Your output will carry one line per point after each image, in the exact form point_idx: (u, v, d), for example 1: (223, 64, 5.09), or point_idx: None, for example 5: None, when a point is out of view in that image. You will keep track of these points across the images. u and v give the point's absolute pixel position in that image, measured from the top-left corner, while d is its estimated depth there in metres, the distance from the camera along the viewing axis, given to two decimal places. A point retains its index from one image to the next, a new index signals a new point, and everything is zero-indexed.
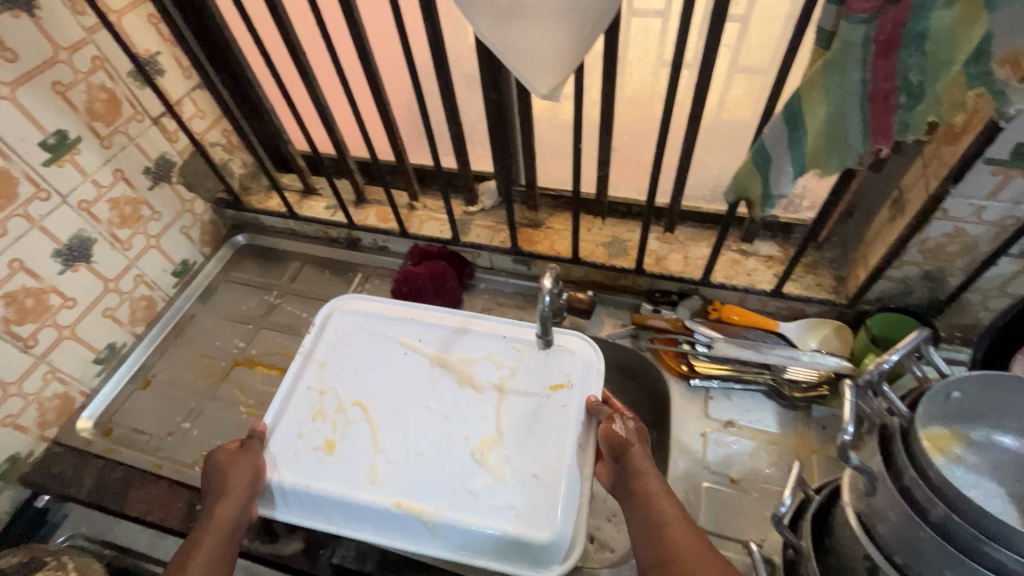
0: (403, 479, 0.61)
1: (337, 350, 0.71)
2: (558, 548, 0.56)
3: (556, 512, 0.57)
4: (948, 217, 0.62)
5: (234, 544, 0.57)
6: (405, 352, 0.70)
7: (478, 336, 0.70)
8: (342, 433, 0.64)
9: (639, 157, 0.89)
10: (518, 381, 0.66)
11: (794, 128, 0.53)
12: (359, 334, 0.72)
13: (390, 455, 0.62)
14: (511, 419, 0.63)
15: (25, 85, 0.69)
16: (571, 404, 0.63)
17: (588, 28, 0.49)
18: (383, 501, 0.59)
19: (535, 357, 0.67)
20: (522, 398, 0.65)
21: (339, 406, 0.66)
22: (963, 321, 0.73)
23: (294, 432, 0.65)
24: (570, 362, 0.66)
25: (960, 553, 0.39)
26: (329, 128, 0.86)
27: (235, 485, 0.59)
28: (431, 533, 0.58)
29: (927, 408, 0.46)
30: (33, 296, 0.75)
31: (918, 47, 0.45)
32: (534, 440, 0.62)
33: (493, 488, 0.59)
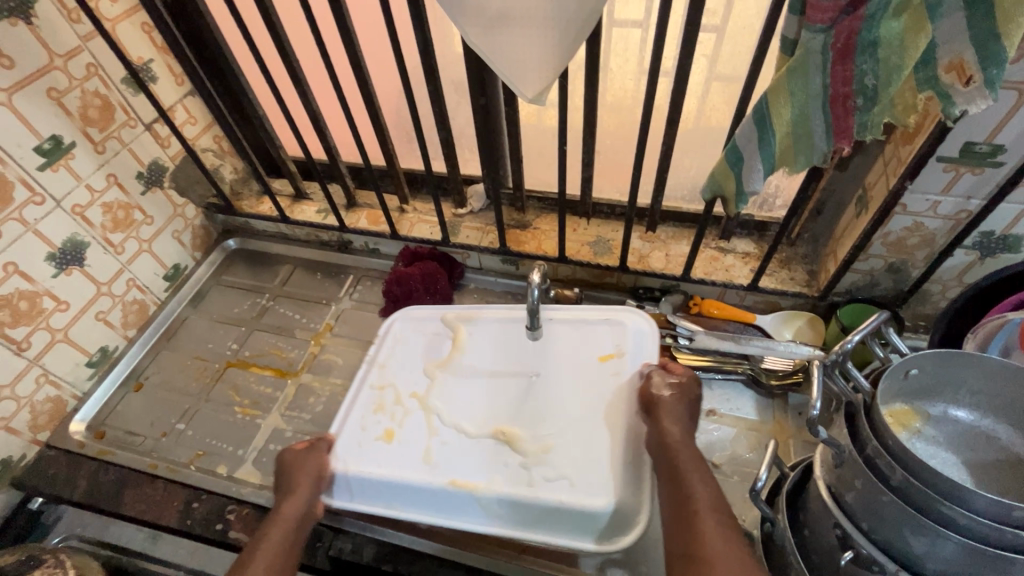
0: (459, 460, 0.63)
1: (395, 349, 0.74)
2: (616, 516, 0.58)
3: (609, 480, 0.59)
4: (907, 212, 0.67)
5: (300, 538, 0.58)
6: (455, 343, 0.72)
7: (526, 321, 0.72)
8: (404, 422, 0.67)
9: (622, 160, 0.92)
10: (570, 358, 0.68)
11: (763, 128, 0.57)
12: (414, 333, 0.75)
13: (449, 438, 0.65)
14: (565, 395, 0.66)
15: (22, 91, 0.70)
16: (623, 372, 0.66)
17: (571, 36, 0.53)
18: (438, 480, 0.62)
19: (584, 335, 0.70)
20: (575, 373, 0.67)
21: (397, 399, 0.69)
22: (926, 311, 0.78)
23: (357, 426, 0.67)
24: (619, 333, 0.69)
25: (919, 514, 0.43)
26: (321, 133, 0.89)
27: (304, 483, 0.61)
28: (486, 510, 0.61)
29: (888, 384, 0.50)
30: (27, 300, 0.75)
31: (872, 54, 0.49)
32: (590, 411, 0.64)
33: (548, 462, 0.61)
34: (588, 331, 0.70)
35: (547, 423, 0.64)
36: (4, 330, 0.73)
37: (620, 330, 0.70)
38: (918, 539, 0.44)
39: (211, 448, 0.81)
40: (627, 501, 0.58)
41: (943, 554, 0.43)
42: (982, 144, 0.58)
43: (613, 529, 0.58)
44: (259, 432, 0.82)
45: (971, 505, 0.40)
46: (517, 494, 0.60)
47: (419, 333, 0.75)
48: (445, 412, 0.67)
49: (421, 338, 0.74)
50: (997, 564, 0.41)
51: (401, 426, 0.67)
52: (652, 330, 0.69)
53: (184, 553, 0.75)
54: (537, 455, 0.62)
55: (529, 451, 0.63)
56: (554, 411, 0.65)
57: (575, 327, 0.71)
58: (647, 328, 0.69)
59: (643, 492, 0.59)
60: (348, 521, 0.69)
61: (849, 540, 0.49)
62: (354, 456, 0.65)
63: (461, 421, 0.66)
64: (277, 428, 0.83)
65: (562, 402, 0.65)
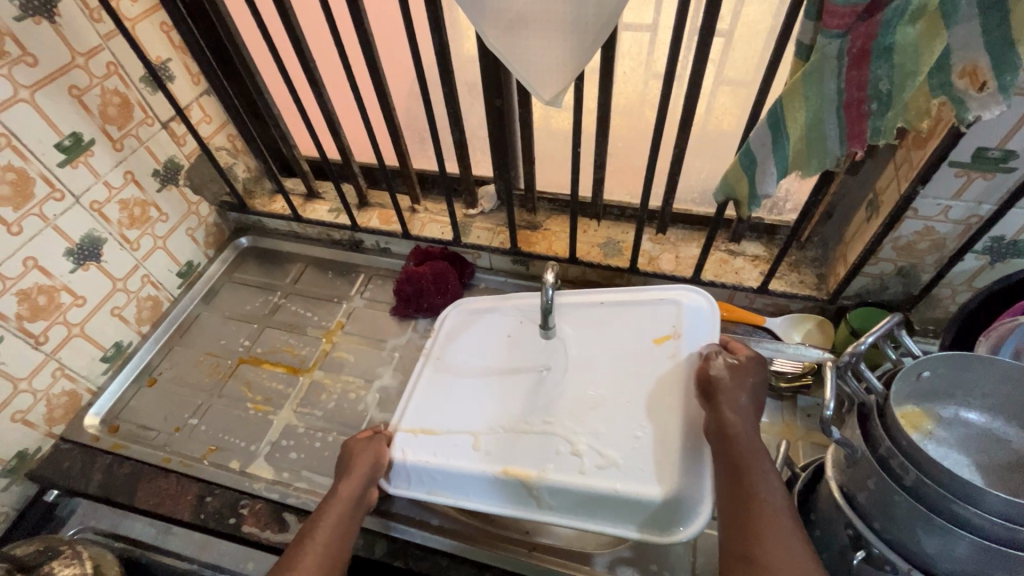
0: (512, 447, 0.62)
1: (449, 339, 0.74)
2: (675, 504, 0.55)
3: (666, 465, 0.57)
4: (918, 216, 0.67)
5: (353, 521, 0.58)
6: (509, 332, 0.72)
7: (580, 307, 0.71)
8: (459, 407, 0.66)
9: (633, 162, 0.93)
10: (624, 340, 0.67)
11: (777, 131, 0.58)
12: (468, 325, 0.75)
13: (503, 425, 0.64)
14: (620, 378, 0.64)
15: (44, 88, 0.71)
16: (681, 351, 0.64)
17: (588, 40, 0.53)
18: (491, 468, 0.60)
19: (641, 317, 0.68)
20: (630, 356, 0.65)
21: (453, 387, 0.68)
22: (935, 315, 0.78)
23: (414, 415, 0.67)
24: (675, 313, 0.68)
25: (933, 514, 0.43)
26: (336, 134, 0.90)
27: (362, 470, 0.61)
28: (539, 498, 0.59)
29: (901, 385, 0.50)
30: (45, 294, 0.76)
31: (886, 60, 0.50)
32: (647, 395, 0.62)
33: (602, 448, 0.59)
34: (643, 314, 0.69)
35: (603, 405, 0.62)
36: (22, 323, 0.74)
37: (677, 309, 0.68)
38: (930, 539, 0.44)
39: (224, 443, 0.81)
40: (687, 489, 0.55)
41: (956, 554, 0.44)
42: (994, 150, 0.59)
43: (673, 517, 0.55)
44: (271, 428, 0.83)
45: (984, 505, 0.41)
46: (570, 480, 0.58)
47: (472, 323, 0.75)
48: (501, 396, 0.66)
49: (474, 328, 0.74)
50: (1009, 564, 0.41)
51: (456, 414, 0.66)
52: (713, 308, 0.67)
53: (195, 547, 0.75)
54: (592, 441, 0.60)
55: (588, 433, 0.61)
56: (610, 394, 0.63)
57: (630, 309, 0.70)
58: (709, 306, 0.67)
59: (704, 479, 0.56)
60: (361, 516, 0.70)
61: (861, 540, 0.49)
62: (411, 442, 0.64)
63: (516, 405, 0.65)
64: (290, 424, 0.83)
65: (619, 385, 0.63)
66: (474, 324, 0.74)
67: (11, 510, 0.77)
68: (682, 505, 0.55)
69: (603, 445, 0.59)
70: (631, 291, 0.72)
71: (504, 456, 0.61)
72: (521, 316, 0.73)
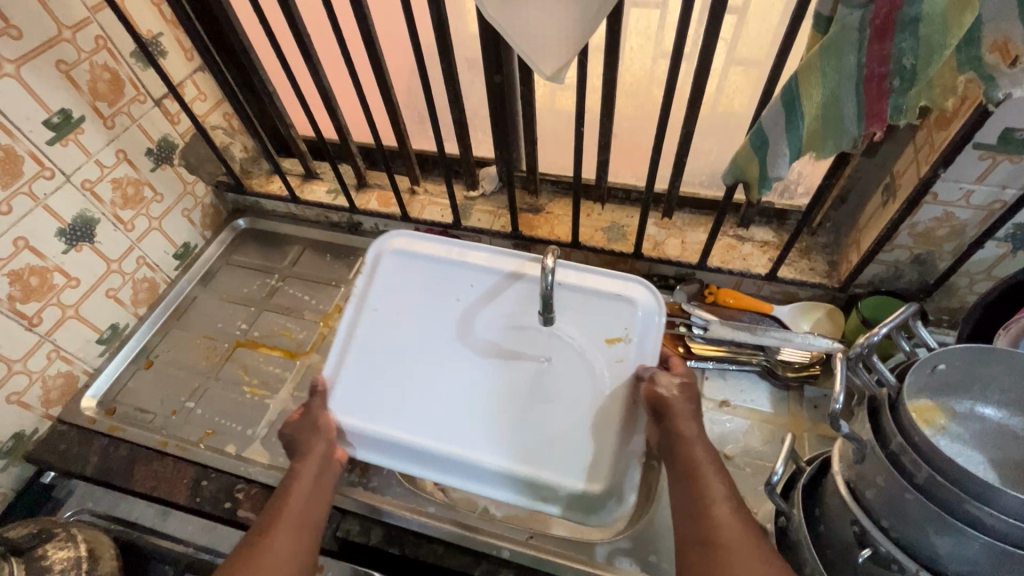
0: (458, 426, 0.62)
1: (385, 290, 0.67)
2: (603, 498, 0.58)
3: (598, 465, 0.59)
4: (938, 201, 0.64)
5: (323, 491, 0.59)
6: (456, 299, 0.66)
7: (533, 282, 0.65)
8: (393, 379, 0.64)
9: (639, 143, 0.90)
10: (573, 330, 0.63)
11: (791, 110, 0.55)
12: (407, 280, 0.67)
13: (447, 402, 0.63)
14: (562, 368, 0.62)
15: (29, 63, 0.69)
16: (628, 358, 0.62)
17: (593, 10, 0.50)
18: (441, 447, 0.61)
19: (589, 307, 0.64)
20: (576, 348, 0.62)
21: (392, 352, 0.65)
22: (951, 305, 0.75)
23: (354, 376, 0.65)
24: (628, 314, 0.63)
25: (946, 514, 0.41)
26: (333, 112, 0.87)
27: (314, 453, 0.60)
28: (481, 477, 0.61)
29: (915, 379, 0.48)
30: (38, 275, 0.75)
31: (912, 32, 0.46)
32: (583, 393, 0.61)
33: (541, 437, 0.60)
34: (596, 307, 0.64)
35: (537, 397, 0.61)
36: (15, 305, 0.73)
37: (629, 308, 0.63)
38: (941, 539, 0.42)
39: (220, 427, 0.81)
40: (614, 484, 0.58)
41: (966, 554, 0.42)
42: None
43: (601, 506, 0.58)
44: (267, 412, 0.82)
45: (1000, 506, 0.39)
46: (512, 465, 0.59)
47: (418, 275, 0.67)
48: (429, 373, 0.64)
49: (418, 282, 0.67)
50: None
51: (401, 382, 0.64)
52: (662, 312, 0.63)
53: (192, 529, 0.75)
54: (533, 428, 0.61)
55: (517, 424, 0.61)
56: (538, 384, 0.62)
57: (585, 296, 0.64)
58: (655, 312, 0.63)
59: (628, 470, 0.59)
60: (356, 501, 0.70)
61: (867, 537, 0.48)
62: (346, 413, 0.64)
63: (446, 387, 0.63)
64: (286, 408, 0.83)
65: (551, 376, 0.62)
66: (416, 276, 0.67)
67: (9, 491, 0.76)
68: (609, 498, 0.58)
69: (543, 437, 0.60)
70: (588, 273, 0.65)
71: (432, 441, 0.61)
72: (473, 278, 0.66)
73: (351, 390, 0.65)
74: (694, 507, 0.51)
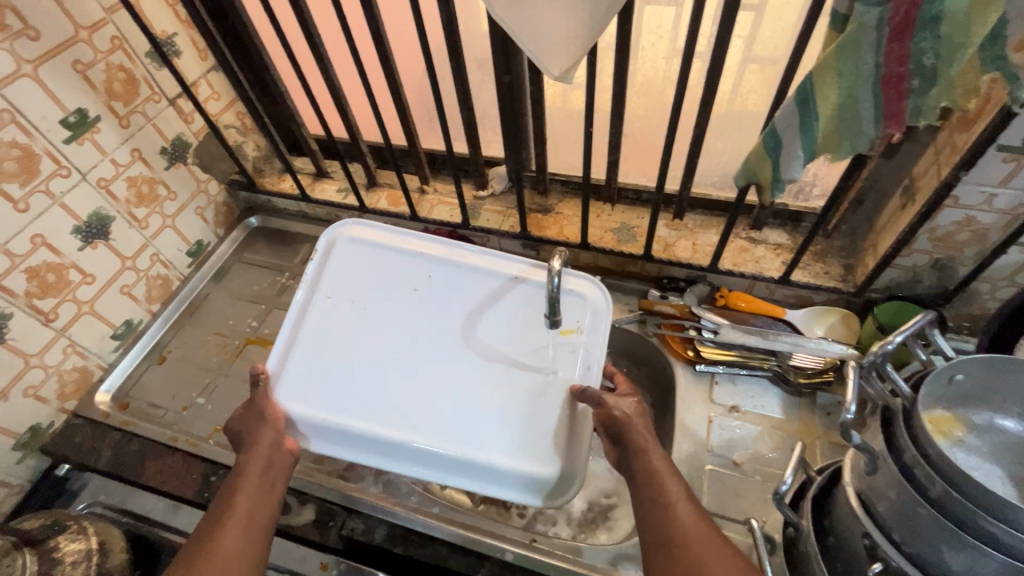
0: (407, 413, 0.65)
1: (336, 277, 0.70)
2: (556, 480, 0.61)
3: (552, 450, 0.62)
4: (959, 205, 0.62)
5: (271, 479, 0.59)
6: (412, 289, 0.69)
7: (489, 275, 0.69)
8: (344, 366, 0.67)
9: (651, 143, 0.89)
10: (529, 321, 0.67)
11: (806, 110, 0.53)
12: (359, 267, 0.70)
13: (398, 388, 0.66)
14: (515, 357, 0.66)
15: (47, 63, 0.70)
16: (581, 349, 0.66)
17: (601, 10, 0.49)
18: (388, 432, 0.64)
19: (538, 300, 0.68)
20: (532, 339, 0.66)
21: (343, 340, 0.68)
22: (971, 311, 0.73)
23: (301, 365, 0.67)
24: (579, 308, 0.68)
25: (960, 530, 0.40)
26: (343, 112, 0.87)
27: (261, 446, 0.60)
28: (432, 462, 0.63)
29: (931, 389, 0.47)
30: (54, 272, 0.76)
31: (932, 31, 0.45)
32: (535, 382, 0.65)
33: (496, 424, 0.64)
34: (548, 300, 0.68)
35: (491, 387, 0.65)
36: (32, 301, 0.74)
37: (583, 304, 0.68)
38: (955, 555, 0.41)
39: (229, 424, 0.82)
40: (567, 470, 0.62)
41: (983, 571, 0.40)
42: None
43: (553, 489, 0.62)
44: None
45: (1016, 523, 0.37)
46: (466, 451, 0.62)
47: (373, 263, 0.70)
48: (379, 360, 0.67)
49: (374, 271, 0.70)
50: None
51: (351, 370, 0.66)
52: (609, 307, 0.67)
53: None
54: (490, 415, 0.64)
55: (470, 413, 0.64)
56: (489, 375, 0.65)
57: (539, 292, 0.68)
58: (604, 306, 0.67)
59: (580, 459, 0.62)
60: (362, 499, 0.70)
61: (878, 551, 0.46)
62: (294, 398, 0.66)
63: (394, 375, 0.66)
64: None
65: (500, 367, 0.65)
66: (370, 266, 0.70)
67: (25, 482, 0.78)
68: (562, 481, 0.62)
69: (498, 424, 0.63)
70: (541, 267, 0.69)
71: (382, 426, 0.64)
72: (428, 269, 0.69)
73: (297, 378, 0.66)
74: (654, 514, 0.52)
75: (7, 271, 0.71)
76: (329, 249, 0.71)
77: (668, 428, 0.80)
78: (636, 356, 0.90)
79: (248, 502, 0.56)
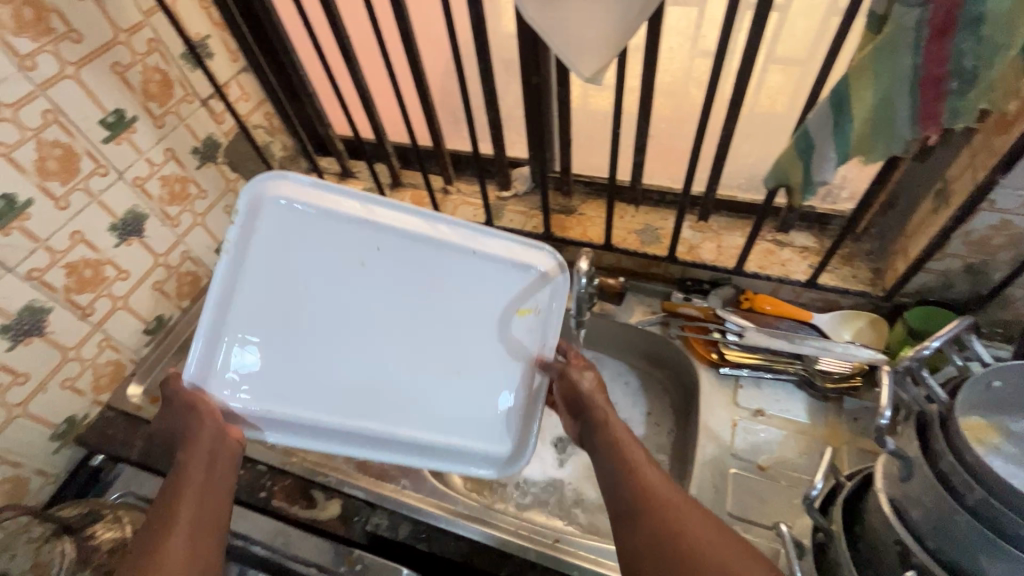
0: (362, 401, 0.65)
1: (260, 256, 0.60)
2: (506, 458, 0.67)
3: (506, 430, 0.67)
4: (995, 209, 0.61)
5: (218, 475, 0.56)
6: (358, 267, 0.62)
7: (440, 251, 0.62)
8: (289, 355, 0.63)
9: (676, 145, 0.89)
10: (483, 301, 0.65)
11: (840, 113, 0.53)
12: (272, 241, 0.60)
13: (350, 377, 0.65)
14: (470, 339, 0.65)
15: (88, 64, 0.72)
16: (538, 329, 0.65)
17: (634, 13, 0.49)
18: (345, 422, 0.65)
19: (500, 280, 0.64)
20: (488, 321, 0.65)
21: (283, 327, 0.63)
22: (1005, 318, 0.71)
23: (234, 359, 0.62)
24: (538, 282, 0.65)
25: (999, 539, 0.39)
26: (371, 113, 0.89)
27: (203, 438, 0.58)
28: (389, 448, 0.66)
29: (968, 396, 0.46)
30: (91, 267, 0.78)
31: (974, 32, 0.44)
32: (489, 363, 0.66)
33: (452, 404, 0.66)
34: (506, 277, 0.64)
35: (449, 373, 0.66)
36: (70, 296, 0.76)
37: (541, 278, 0.65)
38: (994, 564, 0.40)
39: None
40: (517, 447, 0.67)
41: None
42: None
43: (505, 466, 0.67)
44: None
45: None
46: (421, 432, 0.66)
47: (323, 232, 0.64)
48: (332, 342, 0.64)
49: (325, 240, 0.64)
50: None
51: (296, 359, 0.64)
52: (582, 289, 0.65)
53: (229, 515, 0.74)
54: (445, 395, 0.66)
55: (422, 391, 0.66)
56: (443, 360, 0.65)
57: (498, 269, 0.64)
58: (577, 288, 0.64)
59: (529, 434, 0.67)
60: (386, 494, 0.71)
61: (912, 557, 0.46)
62: (242, 381, 0.63)
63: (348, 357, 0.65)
64: None
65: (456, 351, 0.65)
66: (294, 242, 0.60)
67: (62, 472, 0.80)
68: (511, 458, 0.67)
69: (453, 404, 0.66)
70: (500, 239, 0.63)
71: (339, 418, 0.65)
72: (376, 242, 0.61)
73: (233, 370, 0.62)
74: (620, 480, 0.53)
75: (49, 266, 0.73)
76: (247, 214, 0.58)
77: (691, 431, 0.80)
78: (659, 359, 0.89)
79: (195, 496, 0.53)
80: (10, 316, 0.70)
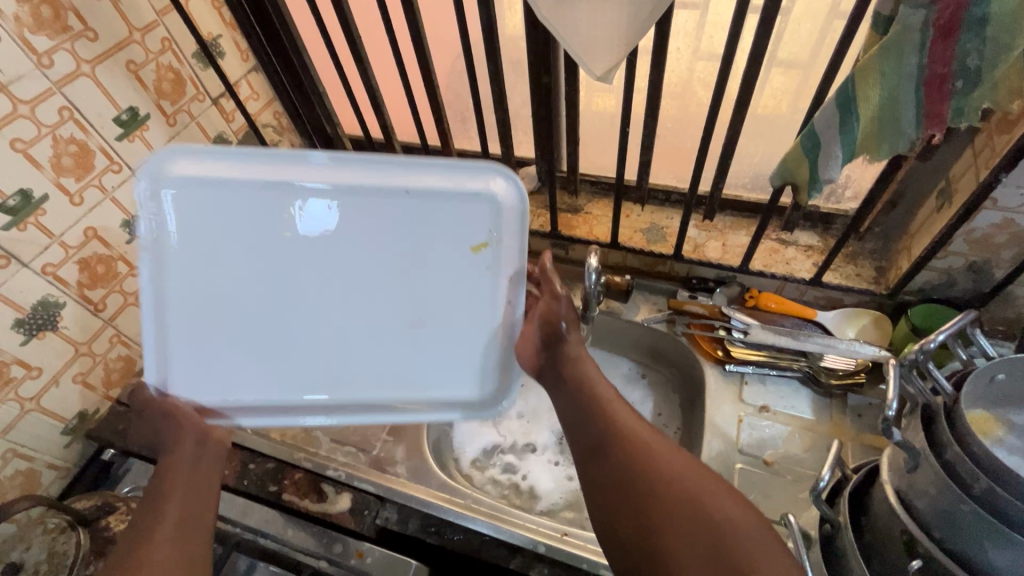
0: (330, 369, 0.66)
1: (188, 241, 0.61)
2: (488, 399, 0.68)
3: (482, 374, 0.67)
4: (997, 207, 0.62)
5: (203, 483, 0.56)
6: (285, 231, 0.62)
7: (365, 199, 0.61)
8: (241, 330, 0.64)
9: (682, 145, 0.90)
10: (430, 251, 0.64)
11: (846, 111, 0.54)
12: (197, 221, 0.60)
13: (312, 346, 0.65)
14: (427, 295, 0.65)
15: (103, 62, 0.73)
16: (491, 265, 0.64)
17: (645, 14, 0.51)
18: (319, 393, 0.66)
19: (430, 213, 0.62)
20: (439, 271, 0.64)
21: (230, 301, 0.63)
22: (1007, 315, 0.72)
23: (189, 347, 0.64)
24: (483, 214, 0.62)
25: (1005, 526, 0.40)
26: (380, 112, 0.90)
27: (183, 451, 0.57)
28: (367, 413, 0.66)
29: (973, 388, 0.47)
30: (104, 263, 0.79)
31: (977, 33, 0.45)
32: (452, 317, 0.65)
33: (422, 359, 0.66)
34: (446, 214, 0.62)
35: (412, 327, 0.66)
36: (83, 291, 0.77)
37: (487, 206, 0.63)
38: (1000, 552, 0.41)
39: None
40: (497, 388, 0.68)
41: None
42: None
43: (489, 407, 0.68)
44: None
45: None
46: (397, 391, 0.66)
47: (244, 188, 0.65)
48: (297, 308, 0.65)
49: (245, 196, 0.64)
50: None
51: (250, 332, 0.64)
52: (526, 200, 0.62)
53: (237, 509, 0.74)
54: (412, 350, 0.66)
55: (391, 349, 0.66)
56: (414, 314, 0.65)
57: (425, 211, 0.62)
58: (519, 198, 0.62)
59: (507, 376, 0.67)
60: (396, 488, 0.72)
61: (918, 547, 0.47)
62: (201, 369, 0.64)
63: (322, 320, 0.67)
64: None
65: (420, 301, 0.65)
66: (214, 209, 0.60)
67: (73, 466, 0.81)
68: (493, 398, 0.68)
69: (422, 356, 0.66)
70: (429, 170, 0.61)
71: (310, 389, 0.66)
72: (296, 201, 0.61)
73: (190, 357, 0.64)
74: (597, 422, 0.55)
75: (62, 262, 0.74)
76: (155, 196, 0.59)
77: (697, 426, 0.80)
78: (665, 356, 0.90)
79: (182, 498, 0.53)
80: (25, 310, 0.70)
